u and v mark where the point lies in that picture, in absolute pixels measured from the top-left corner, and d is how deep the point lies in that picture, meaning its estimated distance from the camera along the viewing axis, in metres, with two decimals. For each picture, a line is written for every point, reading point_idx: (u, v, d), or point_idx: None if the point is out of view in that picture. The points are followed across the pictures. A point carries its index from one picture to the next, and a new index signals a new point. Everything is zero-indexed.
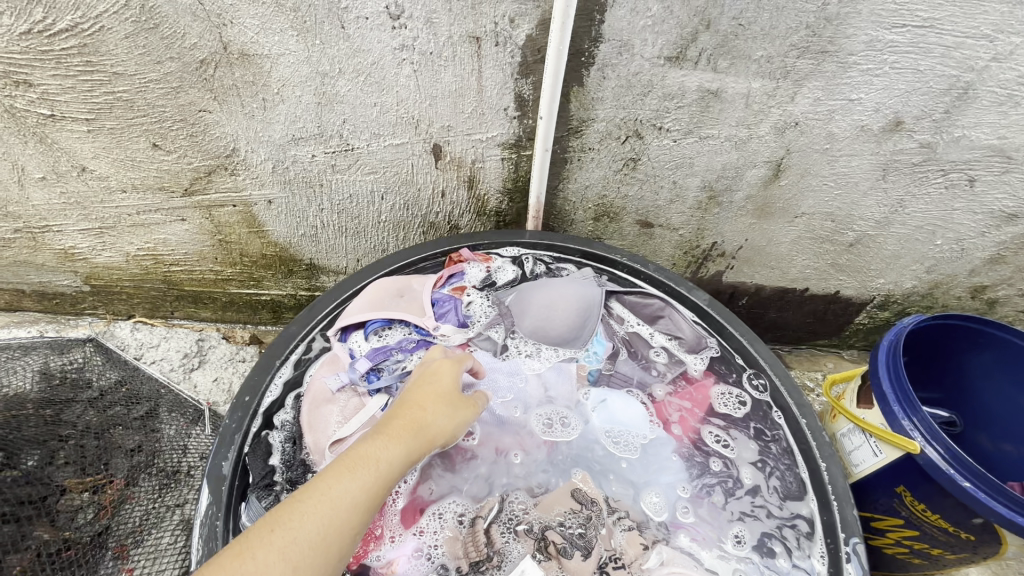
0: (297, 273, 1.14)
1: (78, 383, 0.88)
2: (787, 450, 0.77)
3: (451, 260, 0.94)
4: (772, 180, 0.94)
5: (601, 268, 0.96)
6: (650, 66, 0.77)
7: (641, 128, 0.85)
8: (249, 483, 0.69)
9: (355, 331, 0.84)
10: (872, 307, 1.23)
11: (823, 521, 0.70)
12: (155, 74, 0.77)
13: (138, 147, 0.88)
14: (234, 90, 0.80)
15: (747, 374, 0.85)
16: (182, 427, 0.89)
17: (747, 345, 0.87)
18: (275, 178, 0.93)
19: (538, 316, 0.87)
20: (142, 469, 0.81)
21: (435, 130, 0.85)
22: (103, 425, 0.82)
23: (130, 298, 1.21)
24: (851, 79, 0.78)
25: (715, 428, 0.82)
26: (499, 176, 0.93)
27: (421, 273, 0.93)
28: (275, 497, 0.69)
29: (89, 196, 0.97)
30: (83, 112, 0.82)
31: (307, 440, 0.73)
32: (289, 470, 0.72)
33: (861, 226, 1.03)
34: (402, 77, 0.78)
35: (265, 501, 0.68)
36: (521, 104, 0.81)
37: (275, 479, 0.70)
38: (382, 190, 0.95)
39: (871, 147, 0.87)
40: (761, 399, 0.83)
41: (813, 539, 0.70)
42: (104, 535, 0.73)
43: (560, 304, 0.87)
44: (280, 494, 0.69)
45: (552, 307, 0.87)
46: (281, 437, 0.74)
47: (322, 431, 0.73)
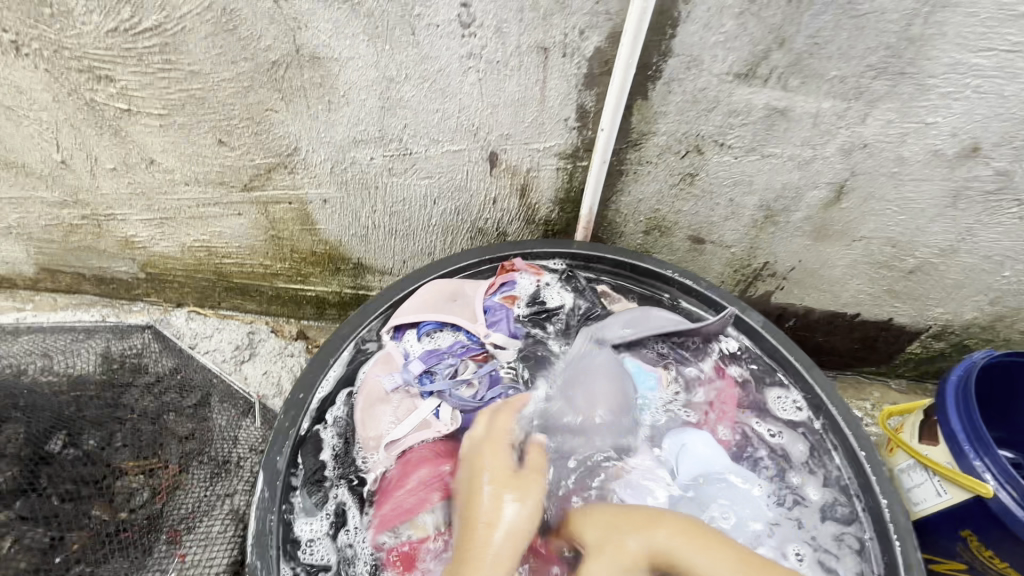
0: (344, 271, 1.16)
1: (137, 368, 0.90)
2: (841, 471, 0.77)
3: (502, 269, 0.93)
4: (834, 201, 0.91)
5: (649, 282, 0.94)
6: (718, 82, 0.75)
7: (702, 144, 0.84)
8: (301, 478, 0.73)
9: (407, 332, 0.85)
10: (927, 337, 1.18)
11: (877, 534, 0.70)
12: (229, 74, 0.80)
13: (205, 142, 0.91)
14: (302, 91, 0.81)
15: (785, 384, 0.85)
16: (232, 418, 0.91)
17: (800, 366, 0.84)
18: (332, 178, 0.95)
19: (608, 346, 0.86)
20: (194, 457, 0.83)
21: (494, 137, 0.86)
22: (158, 411, 0.85)
23: (182, 288, 1.25)
24: (928, 102, 0.75)
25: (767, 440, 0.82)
26: (552, 186, 0.93)
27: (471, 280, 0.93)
28: (324, 493, 0.73)
29: (154, 187, 1.00)
30: (157, 107, 0.86)
31: (360, 441, 0.76)
32: (338, 467, 0.76)
33: (923, 253, 0.99)
34: (467, 85, 0.78)
35: (314, 497, 0.73)
36: (582, 115, 0.81)
37: (326, 475, 0.74)
38: (434, 194, 0.96)
39: (943, 172, 0.84)
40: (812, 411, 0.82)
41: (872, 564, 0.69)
42: (158, 520, 0.75)
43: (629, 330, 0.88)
44: (329, 492, 0.73)
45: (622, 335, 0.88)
46: (331, 433, 0.77)
47: (378, 430, 0.75)
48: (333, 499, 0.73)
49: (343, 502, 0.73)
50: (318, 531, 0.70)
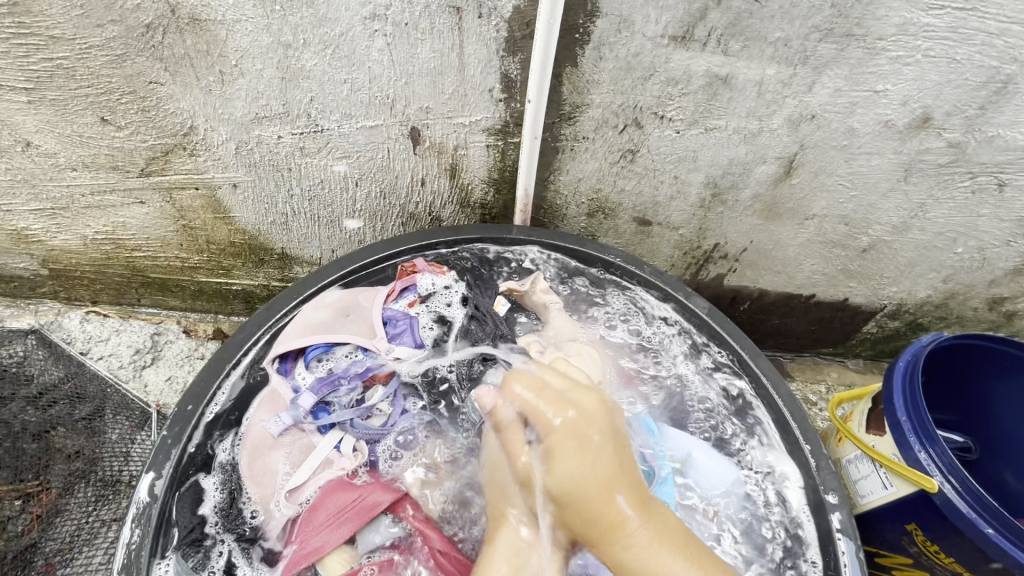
0: (269, 262, 1.07)
1: (20, 377, 0.79)
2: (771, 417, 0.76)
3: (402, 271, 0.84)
4: (783, 177, 0.86)
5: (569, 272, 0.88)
6: (653, 46, 0.68)
7: (641, 117, 0.77)
8: (177, 536, 0.63)
9: (295, 359, 0.76)
10: (882, 316, 1.16)
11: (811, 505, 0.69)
12: (98, 39, 0.69)
13: (86, 121, 0.80)
14: (187, 60, 0.71)
15: (706, 345, 0.82)
16: (127, 432, 0.79)
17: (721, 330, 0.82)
18: (239, 160, 0.85)
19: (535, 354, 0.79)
20: (78, 478, 0.74)
21: (413, 111, 0.77)
22: (42, 425, 0.76)
23: (92, 284, 1.14)
24: (877, 68, 0.69)
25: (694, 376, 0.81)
26: (484, 165, 0.85)
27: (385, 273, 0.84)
28: (206, 553, 0.64)
29: (37, 173, 0.89)
30: (20, 80, 0.74)
31: (250, 492, 0.67)
32: (221, 521, 0.66)
33: (876, 231, 0.95)
34: (375, 51, 0.69)
35: (194, 559, 0.63)
36: (507, 85, 0.73)
37: (206, 533, 0.65)
38: (356, 176, 0.87)
39: (894, 145, 0.79)
40: (728, 379, 0.79)
41: (831, 542, 0.66)
42: (31, 551, 0.68)
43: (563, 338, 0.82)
44: (211, 551, 0.64)
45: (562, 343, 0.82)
46: (215, 481, 0.68)
47: (271, 481, 0.68)
48: (218, 558, 0.64)
49: (232, 559, 0.64)
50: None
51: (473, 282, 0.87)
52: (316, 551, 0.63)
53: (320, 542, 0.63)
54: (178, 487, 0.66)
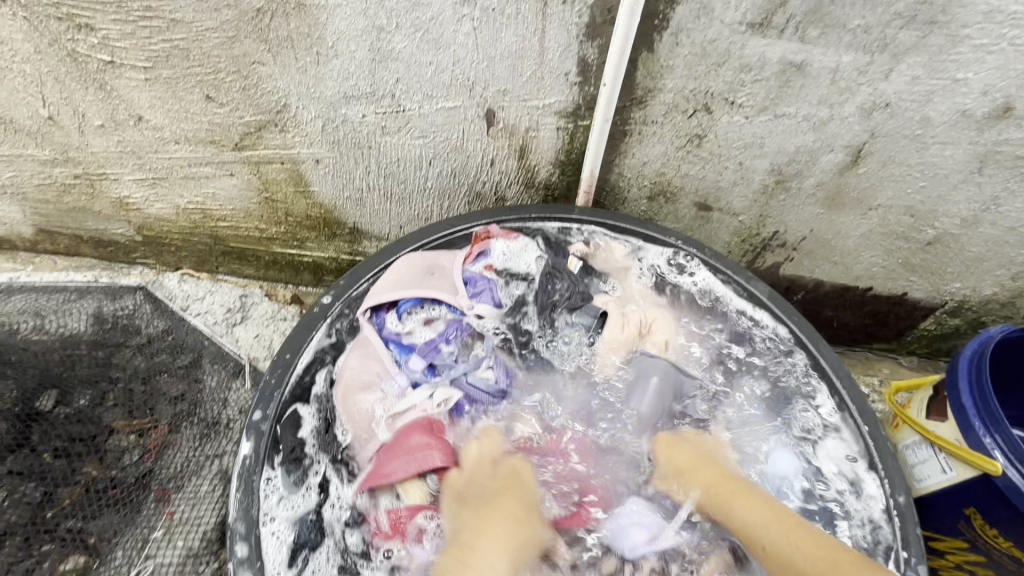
0: (340, 236, 1.14)
1: (128, 328, 0.89)
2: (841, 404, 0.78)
3: (476, 237, 0.90)
4: (850, 166, 0.86)
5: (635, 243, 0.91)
6: (730, 33, 0.70)
7: (711, 102, 0.79)
8: (281, 454, 0.71)
9: (386, 311, 0.83)
10: (942, 313, 1.14)
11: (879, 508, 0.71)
12: (212, 23, 0.76)
13: (192, 97, 0.87)
14: (289, 42, 0.77)
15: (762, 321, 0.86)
16: (223, 380, 0.89)
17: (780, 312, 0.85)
18: (324, 137, 0.91)
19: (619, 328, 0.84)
20: (184, 418, 0.82)
21: (490, 94, 0.81)
22: (149, 371, 0.85)
23: (178, 251, 1.23)
24: (958, 56, 0.69)
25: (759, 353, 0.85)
26: (552, 147, 0.89)
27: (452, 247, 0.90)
28: (304, 470, 0.72)
29: (144, 145, 0.97)
30: (140, 59, 0.82)
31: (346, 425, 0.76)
32: (317, 444, 0.75)
33: (943, 224, 0.94)
34: (461, 34, 0.74)
35: (294, 475, 0.71)
36: (583, 69, 0.76)
37: (305, 453, 0.73)
38: (430, 155, 0.92)
39: (971, 135, 0.78)
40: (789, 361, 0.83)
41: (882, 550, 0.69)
42: (146, 478, 0.76)
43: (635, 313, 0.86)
44: (309, 469, 0.72)
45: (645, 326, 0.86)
46: (311, 412, 0.76)
47: (367, 417, 0.75)
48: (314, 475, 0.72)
49: (327, 476, 0.73)
50: (301, 509, 0.69)
51: (548, 247, 0.92)
52: (386, 476, 0.69)
53: (393, 469, 0.69)
54: (280, 418, 0.73)
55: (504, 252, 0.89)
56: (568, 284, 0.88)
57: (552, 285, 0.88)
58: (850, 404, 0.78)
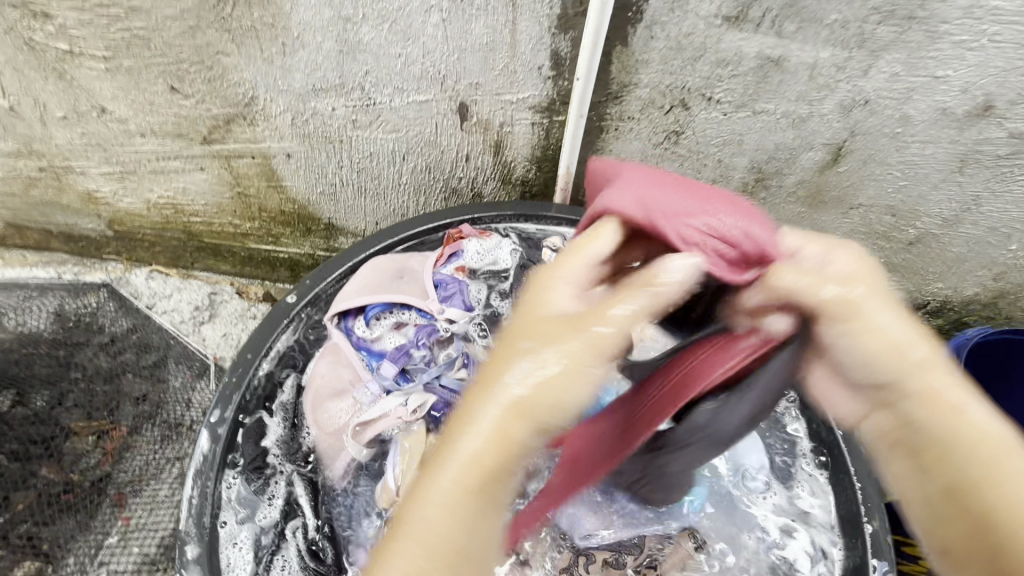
0: (315, 232, 1.11)
1: (92, 326, 0.86)
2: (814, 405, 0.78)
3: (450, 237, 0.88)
4: (830, 164, 0.84)
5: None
6: (705, 26, 0.68)
7: (688, 98, 0.77)
8: (242, 463, 0.70)
9: (354, 316, 0.80)
10: (924, 313, 1.13)
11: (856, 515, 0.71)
12: (172, 11, 0.73)
13: (156, 89, 0.85)
14: (253, 32, 0.75)
15: None
16: (187, 380, 0.88)
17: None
18: (294, 130, 0.89)
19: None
20: (144, 420, 0.81)
21: (462, 87, 0.79)
22: (112, 371, 0.82)
23: (151, 246, 1.21)
24: (937, 52, 0.68)
25: None
26: (528, 143, 0.87)
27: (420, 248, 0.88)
28: (265, 480, 0.71)
29: (109, 138, 0.95)
30: (100, 48, 0.79)
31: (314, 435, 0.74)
32: (282, 453, 0.74)
33: (925, 223, 0.92)
34: (430, 26, 0.72)
35: (254, 484, 0.70)
36: (556, 62, 0.74)
37: (268, 462, 0.72)
38: (403, 150, 0.90)
39: (951, 134, 0.77)
40: None
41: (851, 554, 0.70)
42: (105, 481, 0.75)
43: None
44: (270, 479, 0.71)
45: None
46: (278, 422, 0.75)
47: (335, 425, 0.73)
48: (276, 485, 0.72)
49: (292, 488, 0.72)
50: (264, 520, 0.69)
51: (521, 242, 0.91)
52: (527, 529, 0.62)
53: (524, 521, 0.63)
54: (240, 425, 0.71)
55: (478, 251, 0.88)
56: None
57: (527, 275, 0.89)
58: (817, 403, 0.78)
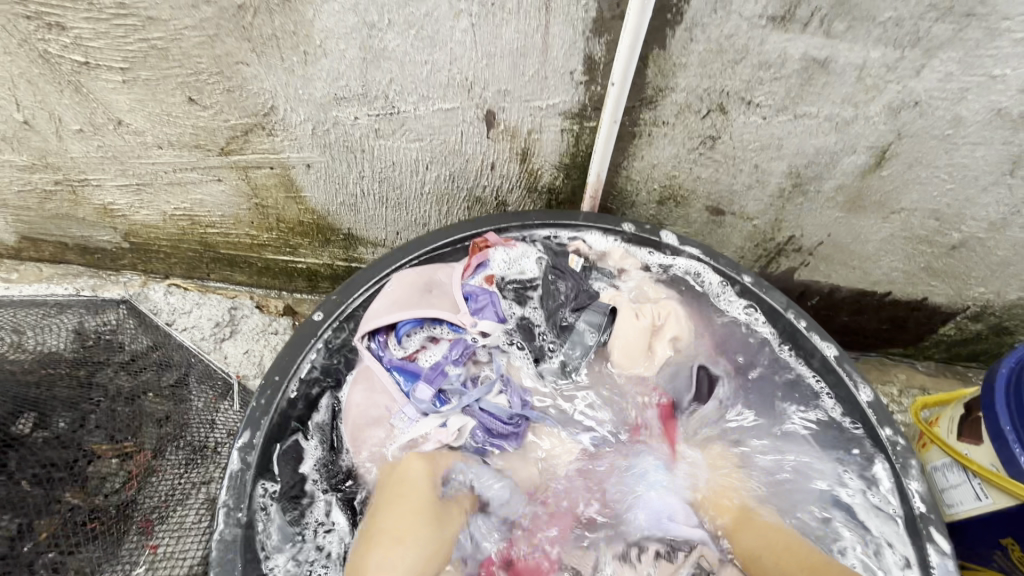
0: (334, 242, 1.09)
1: (110, 345, 0.87)
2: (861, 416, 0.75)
3: (475, 246, 0.85)
4: (873, 168, 0.81)
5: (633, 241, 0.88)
6: (748, 27, 0.65)
7: (727, 102, 0.74)
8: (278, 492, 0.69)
9: (385, 334, 0.78)
10: (963, 318, 1.09)
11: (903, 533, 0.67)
12: (191, 20, 0.71)
13: (174, 100, 0.82)
14: (274, 41, 0.72)
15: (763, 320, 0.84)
16: (210, 401, 0.91)
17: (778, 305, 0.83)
18: (314, 140, 0.86)
19: (629, 330, 0.79)
20: (169, 442, 0.82)
21: (490, 94, 0.76)
22: (134, 390, 0.82)
23: (167, 258, 1.19)
24: (996, 50, 0.64)
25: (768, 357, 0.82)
26: (556, 150, 0.84)
27: (446, 261, 0.86)
28: (302, 510, 0.70)
29: (125, 150, 0.93)
30: (117, 60, 0.77)
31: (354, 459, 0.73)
32: (322, 478, 0.73)
33: (970, 227, 0.88)
34: (458, 31, 0.69)
35: (291, 514, 0.69)
36: (590, 67, 0.71)
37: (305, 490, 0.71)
38: (427, 159, 0.87)
39: (1005, 135, 0.73)
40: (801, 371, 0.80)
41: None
42: (130, 508, 0.74)
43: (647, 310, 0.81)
44: (307, 509, 0.70)
45: (659, 327, 0.81)
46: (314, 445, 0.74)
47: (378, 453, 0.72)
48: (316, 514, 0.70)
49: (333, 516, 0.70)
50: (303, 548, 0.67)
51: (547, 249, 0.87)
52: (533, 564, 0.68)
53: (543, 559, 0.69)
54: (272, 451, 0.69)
55: (505, 261, 0.85)
56: (572, 284, 0.85)
57: (555, 286, 0.85)
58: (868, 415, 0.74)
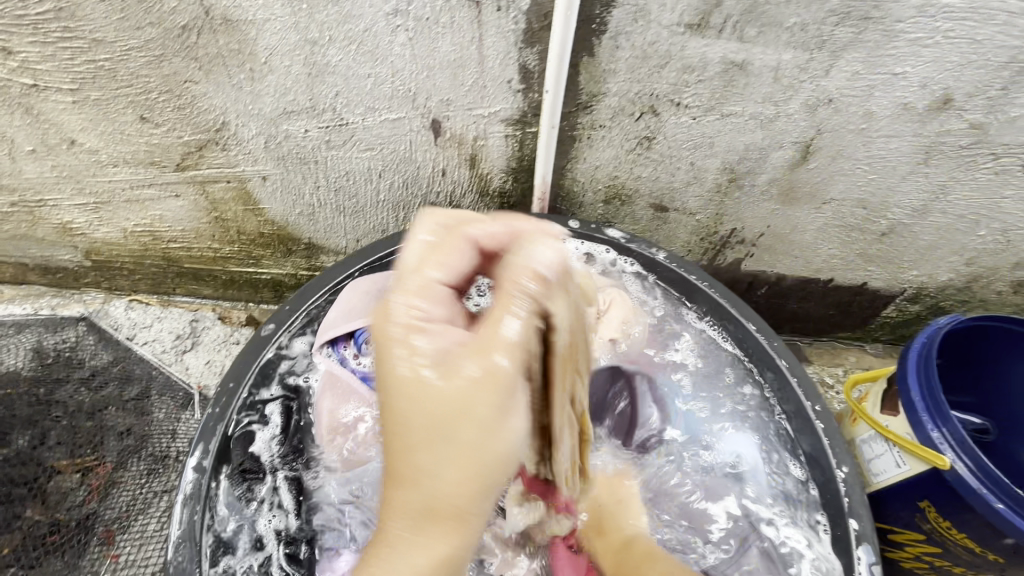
0: (296, 252, 1.11)
1: (72, 361, 0.87)
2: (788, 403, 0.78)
3: None
4: (800, 162, 0.86)
5: (577, 240, 0.91)
6: (668, 35, 0.69)
7: (657, 104, 0.78)
8: (229, 469, 0.70)
9: (344, 343, 0.82)
10: (902, 300, 1.15)
11: (835, 538, 0.67)
12: (137, 41, 0.73)
13: (126, 119, 0.84)
14: (219, 59, 0.74)
15: (703, 313, 0.87)
16: (173, 411, 0.87)
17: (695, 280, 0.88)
18: (268, 153, 0.89)
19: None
20: (130, 453, 0.81)
21: (434, 104, 0.80)
22: (94, 406, 0.83)
23: (130, 275, 1.19)
24: (895, 50, 0.69)
25: (707, 347, 0.86)
26: (502, 155, 0.87)
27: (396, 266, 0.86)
28: (250, 486, 0.71)
29: (81, 169, 0.94)
30: (66, 82, 0.79)
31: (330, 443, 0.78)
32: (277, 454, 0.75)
33: (896, 214, 0.94)
34: (397, 45, 0.72)
35: (240, 488, 0.70)
36: (525, 76, 0.75)
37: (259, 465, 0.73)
38: (379, 168, 0.90)
39: (914, 127, 0.79)
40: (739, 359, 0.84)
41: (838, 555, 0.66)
42: (90, 520, 0.74)
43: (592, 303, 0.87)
44: (255, 484, 0.72)
45: (603, 312, 0.86)
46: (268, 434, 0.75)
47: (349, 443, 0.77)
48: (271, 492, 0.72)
49: (286, 496, 0.73)
50: (259, 523, 0.70)
51: None
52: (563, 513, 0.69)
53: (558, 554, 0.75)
54: (223, 454, 0.70)
55: None
56: None
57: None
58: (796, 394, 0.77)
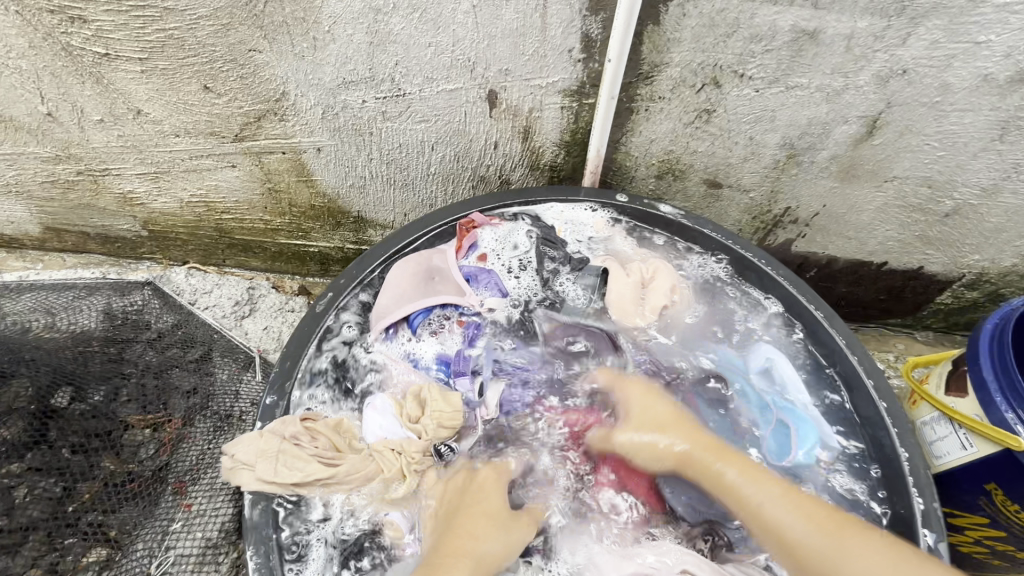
0: (345, 225, 1.13)
1: (138, 324, 0.94)
2: (853, 379, 0.77)
3: (463, 228, 0.89)
4: (865, 137, 0.83)
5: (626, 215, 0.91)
6: (739, 1, 0.67)
7: (720, 76, 0.76)
8: None
9: (397, 330, 0.81)
10: (959, 286, 1.11)
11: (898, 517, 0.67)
12: (206, 10, 0.74)
13: (190, 89, 0.86)
14: (284, 27, 0.75)
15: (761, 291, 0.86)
16: (234, 372, 0.96)
17: (750, 257, 0.87)
18: (324, 124, 0.90)
19: (624, 286, 0.83)
20: (197, 412, 0.88)
21: (492, 74, 0.79)
22: (161, 366, 0.89)
23: (185, 245, 1.23)
24: (981, 17, 0.66)
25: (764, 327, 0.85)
26: (557, 127, 0.87)
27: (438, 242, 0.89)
28: None
29: (144, 139, 0.97)
30: (136, 51, 0.81)
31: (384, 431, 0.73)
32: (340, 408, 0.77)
33: (963, 194, 0.91)
34: (460, 14, 0.72)
35: None
36: (587, 45, 0.74)
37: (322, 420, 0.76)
38: (432, 140, 0.91)
39: (993, 101, 0.75)
40: (796, 336, 0.83)
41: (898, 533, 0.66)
42: (164, 471, 0.81)
43: (638, 267, 0.85)
44: None
45: (647, 282, 0.84)
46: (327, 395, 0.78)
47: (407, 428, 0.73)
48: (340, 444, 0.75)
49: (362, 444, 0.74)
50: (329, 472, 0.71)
51: (540, 224, 0.90)
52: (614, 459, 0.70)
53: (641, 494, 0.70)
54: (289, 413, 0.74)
55: (494, 239, 0.89)
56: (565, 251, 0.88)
57: (549, 254, 0.88)
58: (859, 373, 0.77)
